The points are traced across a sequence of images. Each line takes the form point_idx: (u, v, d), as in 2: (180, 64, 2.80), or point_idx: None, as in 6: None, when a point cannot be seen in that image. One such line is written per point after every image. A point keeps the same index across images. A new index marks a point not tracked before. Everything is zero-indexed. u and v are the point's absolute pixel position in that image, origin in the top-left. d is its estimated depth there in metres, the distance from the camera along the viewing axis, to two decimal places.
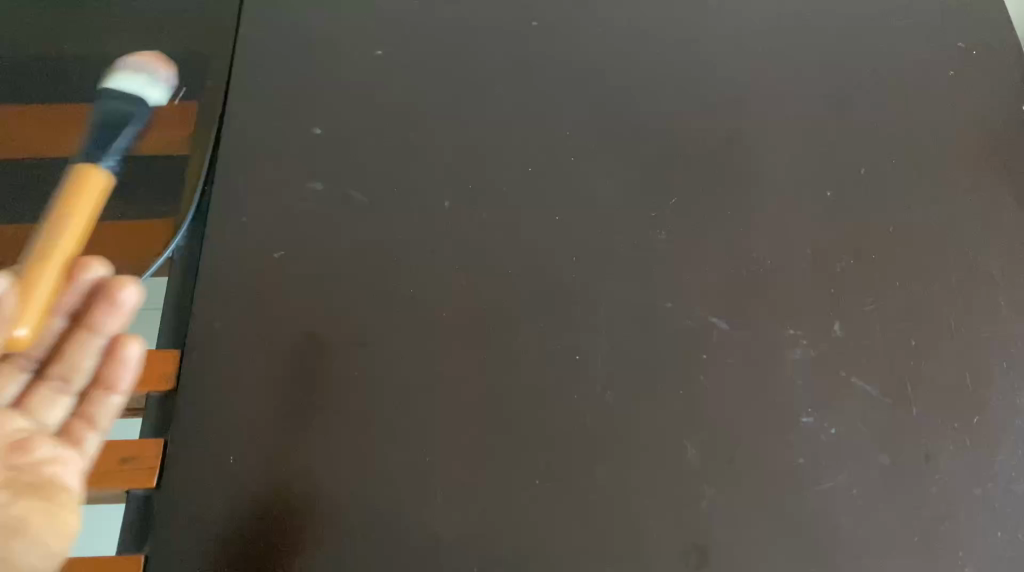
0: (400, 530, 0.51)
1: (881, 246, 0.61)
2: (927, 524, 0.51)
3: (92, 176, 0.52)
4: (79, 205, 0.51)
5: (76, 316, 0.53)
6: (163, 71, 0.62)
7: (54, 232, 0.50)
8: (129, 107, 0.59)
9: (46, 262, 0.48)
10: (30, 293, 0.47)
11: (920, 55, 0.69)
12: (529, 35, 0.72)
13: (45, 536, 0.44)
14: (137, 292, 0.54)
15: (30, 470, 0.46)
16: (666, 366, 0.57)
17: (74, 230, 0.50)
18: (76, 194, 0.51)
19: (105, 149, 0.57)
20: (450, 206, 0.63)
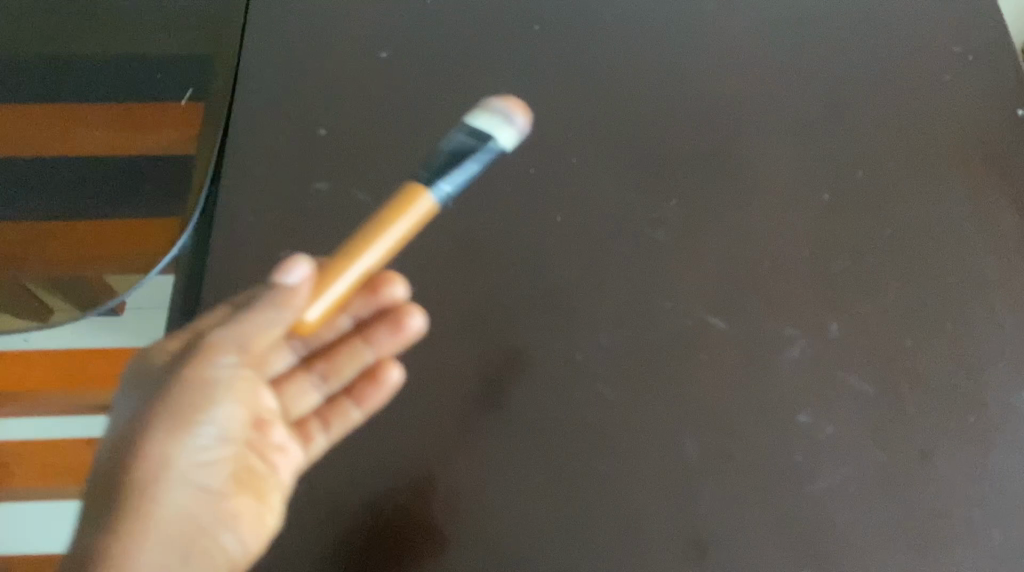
0: (399, 523, 0.48)
1: (878, 247, 0.58)
2: (921, 522, 0.48)
3: (421, 193, 0.45)
4: (417, 220, 0.45)
5: (362, 323, 0.52)
6: (525, 119, 0.51)
7: (378, 236, 0.44)
8: (474, 142, 0.48)
9: (359, 264, 0.43)
10: (326, 288, 0.43)
11: (915, 61, 0.68)
12: (526, 38, 0.70)
13: (247, 531, 0.44)
14: (423, 323, 0.51)
15: (249, 470, 0.44)
16: (660, 363, 0.54)
17: (395, 239, 0.44)
18: (404, 205, 0.45)
19: (441, 177, 0.47)
20: (453, 206, 0.60)
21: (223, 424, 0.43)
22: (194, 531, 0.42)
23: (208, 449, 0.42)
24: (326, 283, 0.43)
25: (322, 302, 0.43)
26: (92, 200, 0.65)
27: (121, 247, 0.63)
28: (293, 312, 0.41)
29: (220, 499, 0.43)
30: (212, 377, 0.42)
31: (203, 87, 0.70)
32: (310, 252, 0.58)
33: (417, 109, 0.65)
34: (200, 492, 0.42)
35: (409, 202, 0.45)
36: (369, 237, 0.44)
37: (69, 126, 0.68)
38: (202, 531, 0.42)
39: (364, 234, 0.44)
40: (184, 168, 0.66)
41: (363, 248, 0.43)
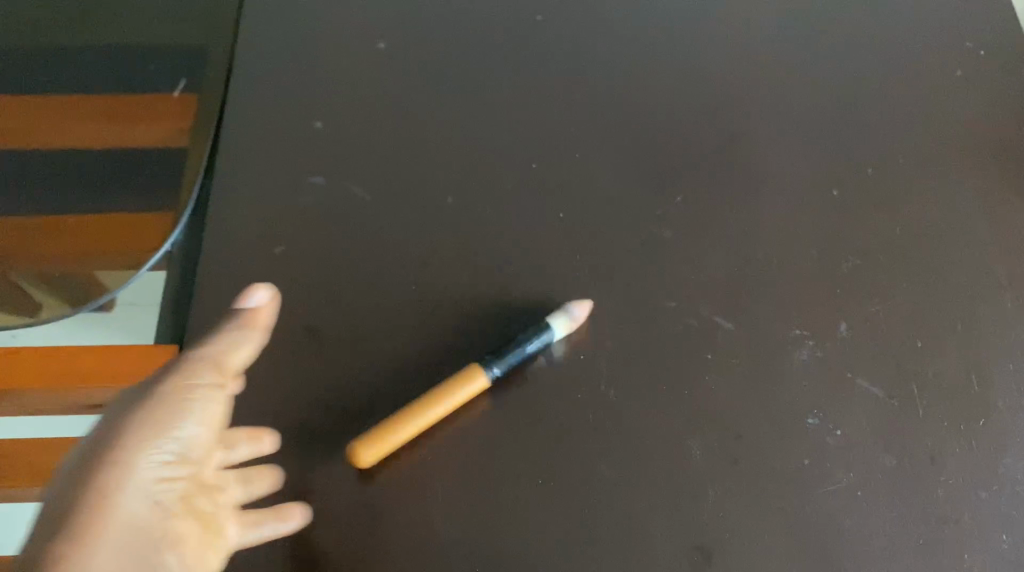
0: (397, 528, 0.47)
1: (888, 246, 0.57)
2: (932, 529, 0.47)
3: (479, 376, 0.51)
4: (475, 383, 0.50)
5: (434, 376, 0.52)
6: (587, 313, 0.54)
7: (439, 401, 0.50)
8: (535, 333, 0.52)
9: (420, 420, 0.49)
10: (388, 436, 0.48)
11: (925, 56, 0.67)
12: (529, 30, 0.68)
13: (194, 557, 0.43)
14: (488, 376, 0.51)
15: (197, 502, 0.45)
16: (665, 364, 0.52)
17: (452, 407, 0.50)
18: (464, 380, 0.50)
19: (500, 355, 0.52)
20: (453, 202, 0.59)
21: (188, 441, 0.44)
22: (144, 544, 0.41)
23: (167, 466, 0.43)
24: (390, 435, 0.48)
25: (382, 448, 0.48)
26: (81, 194, 0.63)
27: (111, 241, 0.61)
28: (254, 331, 0.47)
29: (172, 519, 0.43)
30: (191, 389, 0.44)
31: (197, 77, 0.68)
32: (306, 248, 0.57)
33: (417, 101, 0.64)
34: (156, 507, 0.42)
35: (468, 378, 0.50)
36: (432, 402, 0.49)
37: (58, 119, 0.66)
38: (150, 544, 0.41)
39: (427, 406, 0.49)
40: (177, 161, 0.64)
41: (427, 406, 0.49)
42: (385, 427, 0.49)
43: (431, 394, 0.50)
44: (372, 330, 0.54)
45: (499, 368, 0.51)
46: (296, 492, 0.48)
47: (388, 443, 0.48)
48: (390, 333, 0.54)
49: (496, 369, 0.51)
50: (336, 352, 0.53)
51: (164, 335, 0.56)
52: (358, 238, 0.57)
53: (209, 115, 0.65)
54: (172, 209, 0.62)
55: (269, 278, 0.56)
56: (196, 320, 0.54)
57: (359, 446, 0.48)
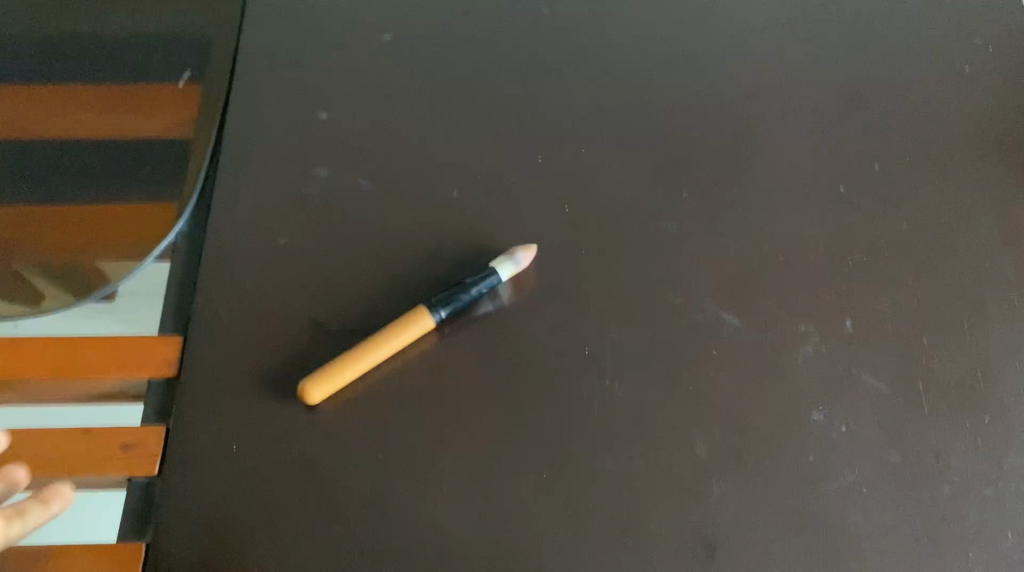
0: (402, 522, 0.47)
1: (895, 242, 0.57)
2: (937, 525, 0.47)
3: (426, 317, 0.52)
4: (423, 324, 0.52)
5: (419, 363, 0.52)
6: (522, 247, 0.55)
7: (388, 340, 0.51)
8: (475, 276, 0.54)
9: (369, 359, 0.51)
10: (339, 374, 0.50)
11: (932, 52, 0.67)
12: (536, 23, 0.68)
13: None
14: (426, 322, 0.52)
15: None
16: (671, 359, 0.52)
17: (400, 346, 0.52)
18: (412, 321, 0.52)
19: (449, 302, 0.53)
20: (458, 195, 0.59)
21: None
22: None
23: None
24: (340, 372, 0.50)
25: (332, 384, 0.50)
26: (86, 184, 0.63)
27: (114, 232, 0.61)
28: None
29: None
30: None
31: (201, 67, 0.67)
32: (311, 240, 0.57)
33: (422, 94, 0.64)
34: None
35: (417, 319, 0.52)
36: (381, 341, 0.51)
37: (62, 110, 0.66)
38: None
39: (377, 346, 0.51)
40: (180, 152, 0.64)
41: (377, 346, 0.51)
42: (337, 365, 0.50)
43: (382, 333, 0.51)
44: (377, 323, 0.53)
45: (447, 311, 0.53)
46: (300, 485, 0.48)
47: (339, 379, 0.50)
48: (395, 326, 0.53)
49: (444, 312, 0.53)
50: (340, 344, 0.53)
51: (168, 325, 0.56)
52: (363, 230, 0.57)
53: (213, 107, 0.65)
54: (175, 200, 0.62)
55: (275, 271, 0.55)
56: (202, 313, 0.54)
57: (311, 382, 0.50)
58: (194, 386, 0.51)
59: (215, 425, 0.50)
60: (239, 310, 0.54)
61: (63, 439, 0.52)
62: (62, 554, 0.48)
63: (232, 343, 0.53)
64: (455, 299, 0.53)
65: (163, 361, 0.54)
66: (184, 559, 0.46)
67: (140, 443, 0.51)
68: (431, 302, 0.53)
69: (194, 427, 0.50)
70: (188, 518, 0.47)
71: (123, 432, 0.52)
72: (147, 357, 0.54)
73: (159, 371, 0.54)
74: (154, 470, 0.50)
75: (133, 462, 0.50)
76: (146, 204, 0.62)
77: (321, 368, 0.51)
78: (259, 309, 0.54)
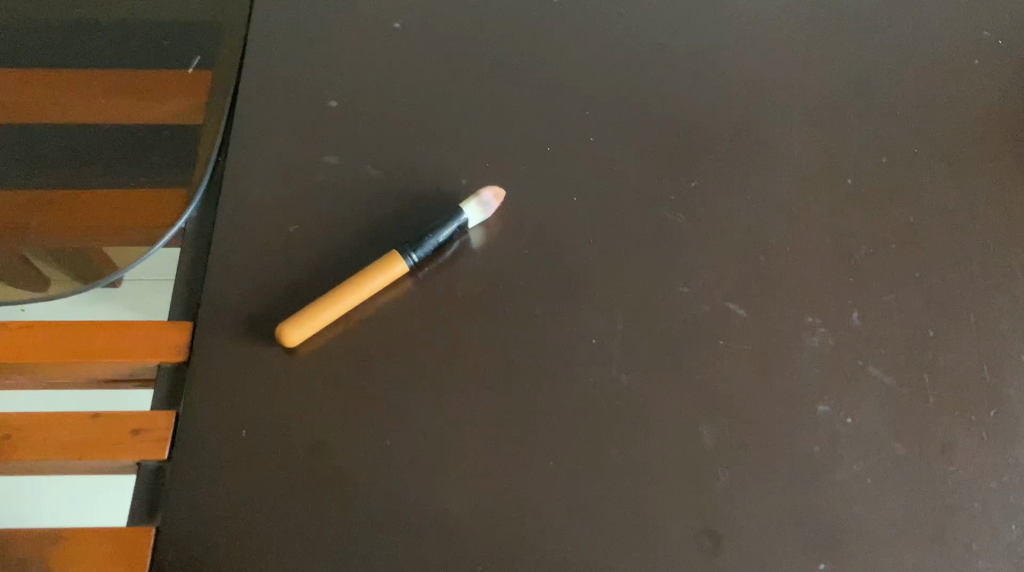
0: (410, 508, 0.48)
1: (902, 235, 0.57)
2: (941, 517, 0.48)
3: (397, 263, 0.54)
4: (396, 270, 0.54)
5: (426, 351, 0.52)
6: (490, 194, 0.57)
7: (362, 284, 0.53)
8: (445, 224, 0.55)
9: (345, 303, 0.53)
10: (316, 315, 0.52)
11: (943, 44, 0.67)
12: (545, 12, 0.68)
13: None
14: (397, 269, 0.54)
15: None
16: (678, 350, 0.52)
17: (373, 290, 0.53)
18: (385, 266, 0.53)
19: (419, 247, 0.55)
20: (467, 183, 0.59)
21: None
22: None
23: None
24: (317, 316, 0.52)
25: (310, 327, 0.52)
26: (96, 170, 0.63)
27: (123, 218, 0.61)
28: None
29: None
30: None
31: (210, 54, 0.67)
32: (320, 226, 0.57)
33: (431, 82, 0.64)
34: None
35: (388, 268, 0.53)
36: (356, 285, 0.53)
37: (72, 95, 0.66)
38: None
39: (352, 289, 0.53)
40: (190, 139, 0.64)
41: (352, 293, 0.53)
42: (312, 310, 0.52)
43: (355, 278, 0.53)
44: (385, 310, 0.54)
45: (417, 255, 0.54)
46: (310, 470, 0.49)
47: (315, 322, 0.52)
48: (403, 313, 0.54)
49: (415, 256, 0.54)
50: (349, 332, 0.53)
51: (177, 311, 0.56)
52: (371, 217, 0.57)
53: (222, 94, 0.65)
54: (184, 186, 0.62)
55: (283, 258, 0.56)
56: (211, 300, 0.54)
57: (288, 326, 0.51)
58: (204, 370, 0.52)
59: (225, 410, 0.50)
60: (249, 296, 0.54)
61: (71, 424, 0.51)
62: (72, 538, 0.48)
63: (242, 329, 0.53)
64: (424, 245, 0.55)
65: (172, 346, 0.54)
66: (194, 543, 0.47)
67: (150, 428, 0.51)
68: (400, 248, 0.54)
69: (205, 411, 0.50)
70: (198, 502, 0.48)
71: (133, 417, 0.51)
72: (157, 343, 0.54)
73: (168, 356, 0.53)
74: (165, 454, 0.50)
75: (144, 446, 0.50)
76: (155, 190, 0.62)
77: (296, 314, 0.52)
78: (269, 295, 0.54)
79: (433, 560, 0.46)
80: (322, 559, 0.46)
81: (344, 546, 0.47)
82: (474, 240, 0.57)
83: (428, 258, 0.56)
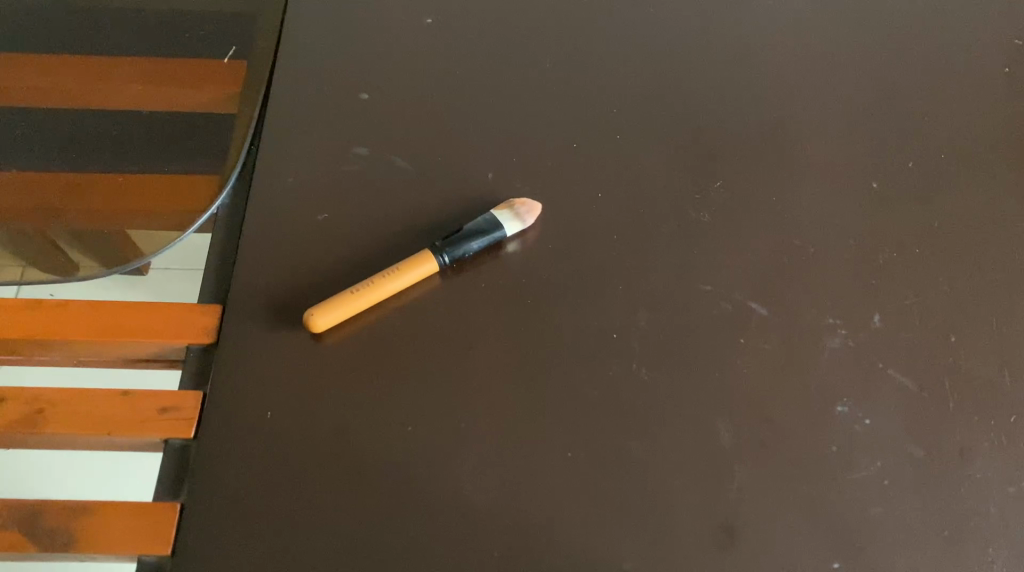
0: (430, 493, 0.48)
1: (927, 239, 0.57)
2: (958, 522, 0.48)
3: (429, 259, 0.55)
4: (425, 268, 0.55)
5: (450, 341, 0.53)
6: (529, 206, 0.57)
7: (392, 281, 0.54)
8: (480, 228, 0.56)
9: (373, 295, 0.53)
10: (343, 308, 0.53)
11: (972, 52, 0.67)
12: (577, 11, 0.69)
13: None
14: (426, 269, 0.55)
15: None
16: (699, 347, 0.53)
17: (402, 287, 0.54)
18: (414, 262, 0.54)
19: (451, 246, 0.55)
20: (494, 177, 0.60)
21: None
22: None
23: None
24: (344, 305, 0.53)
25: (336, 315, 0.53)
26: (130, 155, 0.64)
27: (156, 204, 0.62)
28: None
29: None
30: None
31: (247, 44, 0.69)
32: (349, 216, 0.58)
33: (461, 76, 0.65)
34: None
35: (419, 267, 0.54)
36: (385, 283, 0.54)
37: (109, 82, 0.68)
38: None
39: (380, 282, 0.54)
40: (224, 127, 0.65)
41: (380, 289, 0.54)
42: (339, 301, 0.53)
43: (385, 276, 0.54)
44: (411, 299, 0.55)
45: (450, 257, 0.55)
46: (333, 452, 0.50)
47: (342, 312, 0.53)
48: (428, 303, 0.55)
49: (447, 257, 0.55)
50: (375, 320, 0.54)
51: (207, 295, 0.57)
52: (400, 209, 0.58)
53: (257, 83, 0.66)
54: (217, 174, 0.63)
55: (313, 245, 0.57)
56: (241, 283, 0.55)
57: (315, 312, 0.52)
58: (233, 352, 0.53)
59: (252, 391, 0.51)
60: (278, 281, 0.55)
61: (102, 400, 0.52)
62: (100, 510, 0.49)
63: (270, 313, 0.54)
64: (457, 247, 0.55)
65: (202, 328, 0.55)
66: (218, 520, 0.48)
67: (178, 407, 0.52)
68: (435, 246, 0.55)
69: (232, 392, 0.52)
70: (224, 480, 0.49)
71: (161, 396, 0.53)
72: (186, 324, 0.55)
73: (197, 338, 0.55)
74: (192, 433, 0.51)
75: (171, 424, 0.51)
76: (188, 177, 0.63)
77: (324, 302, 0.53)
78: (298, 281, 0.55)
79: (449, 546, 0.47)
80: (342, 540, 0.47)
81: (364, 528, 0.47)
82: (510, 248, 0.57)
83: (463, 261, 0.56)
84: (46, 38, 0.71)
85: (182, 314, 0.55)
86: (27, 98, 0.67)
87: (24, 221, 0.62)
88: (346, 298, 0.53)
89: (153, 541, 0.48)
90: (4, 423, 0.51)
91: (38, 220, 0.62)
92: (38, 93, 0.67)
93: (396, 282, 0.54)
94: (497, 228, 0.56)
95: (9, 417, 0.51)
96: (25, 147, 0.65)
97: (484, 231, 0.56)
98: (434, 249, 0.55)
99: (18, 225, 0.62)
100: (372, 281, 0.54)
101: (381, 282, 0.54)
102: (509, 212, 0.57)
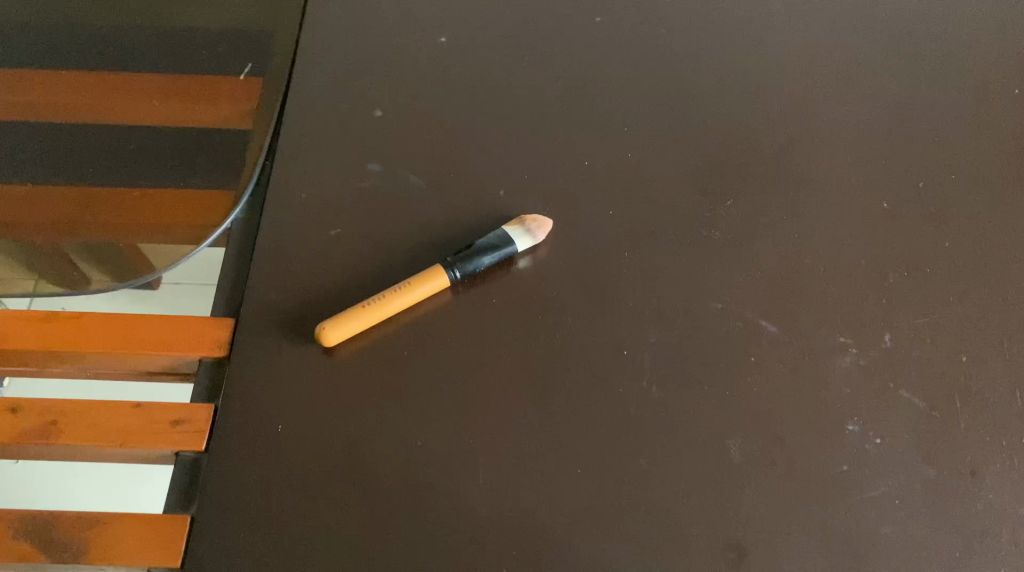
0: (439, 508, 0.48)
1: (938, 259, 0.57)
2: (970, 543, 0.47)
3: (440, 274, 0.55)
4: (437, 282, 0.55)
5: (461, 356, 0.53)
6: (540, 222, 0.57)
7: (402, 296, 0.54)
8: (492, 244, 0.56)
9: (384, 310, 0.54)
10: (355, 322, 0.53)
11: (981, 73, 0.67)
12: (589, 30, 0.70)
13: None
14: (437, 284, 0.55)
15: None
16: (710, 365, 0.53)
17: (413, 301, 0.55)
18: (426, 277, 0.55)
19: (464, 261, 0.56)
20: (506, 194, 0.60)
21: None
22: None
23: None
24: (357, 318, 0.53)
25: (349, 329, 0.53)
26: (146, 170, 0.65)
27: (170, 217, 0.63)
28: None
29: None
30: None
31: (263, 61, 0.70)
32: (363, 231, 0.59)
33: (475, 94, 0.66)
34: None
35: (430, 280, 0.55)
36: (395, 297, 0.54)
37: (125, 98, 0.69)
38: None
39: (392, 297, 0.54)
40: (239, 143, 0.66)
41: (390, 302, 0.54)
42: (350, 314, 0.53)
43: (397, 291, 0.54)
44: (421, 315, 0.55)
45: (461, 272, 0.56)
46: (342, 467, 0.50)
47: (353, 327, 0.53)
48: (439, 319, 0.55)
49: (458, 272, 0.56)
50: (387, 334, 0.54)
51: (220, 309, 0.58)
52: (412, 225, 0.59)
53: (272, 100, 0.67)
54: (231, 189, 0.64)
55: (325, 260, 0.57)
56: (254, 297, 0.56)
57: (328, 325, 0.53)
58: (246, 365, 0.53)
59: (264, 404, 0.52)
60: (292, 295, 0.56)
61: (112, 412, 0.52)
62: (109, 521, 0.49)
63: (283, 326, 0.55)
64: (469, 262, 0.56)
65: (214, 341, 0.55)
66: (227, 533, 0.48)
67: (189, 419, 0.52)
68: (447, 262, 0.56)
69: (246, 405, 0.52)
70: (234, 493, 0.49)
71: (173, 408, 0.53)
72: (199, 337, 0.55)
73: (209, 351, 0.55)
74: (203, 445, 0.51)
75: (183, 436, 0.51)
76: (202, 192, 0.64)
77: (336, 316, 0.54)
78: (312, 295, 0.56)
79: (458, 561, 0.47)
80: (352, 554, 0.47)
81: (373, 542, 0.47)
82: (520, 264, 0.57)
83: (474, 276, 0.57)
84: (66, 54, 0.72)
85: (194, 327, 0.56)
86: (46, 113, 0.68)
87: (40, 234, 0.62)
88: (357, 312, 0.53)
89: (163, 554, 0.48)
90: (17, 434, 0.51)
91: (54, 233, 0.62)
92: (55, 109, 0.68)
93: (408, 297, 0.54)
94: (509, 243, 0.56)
95: (23, 428, 0.51)
96: (43, 162, 0.66)
97: (496, 246, 0.56)
98: (446, 264, 0.56)
99: (31, 238, 0.62)
100: (382, 296, 0.54)
101: (391, 296, 0.54)
102: (520, 228, 0.57)
